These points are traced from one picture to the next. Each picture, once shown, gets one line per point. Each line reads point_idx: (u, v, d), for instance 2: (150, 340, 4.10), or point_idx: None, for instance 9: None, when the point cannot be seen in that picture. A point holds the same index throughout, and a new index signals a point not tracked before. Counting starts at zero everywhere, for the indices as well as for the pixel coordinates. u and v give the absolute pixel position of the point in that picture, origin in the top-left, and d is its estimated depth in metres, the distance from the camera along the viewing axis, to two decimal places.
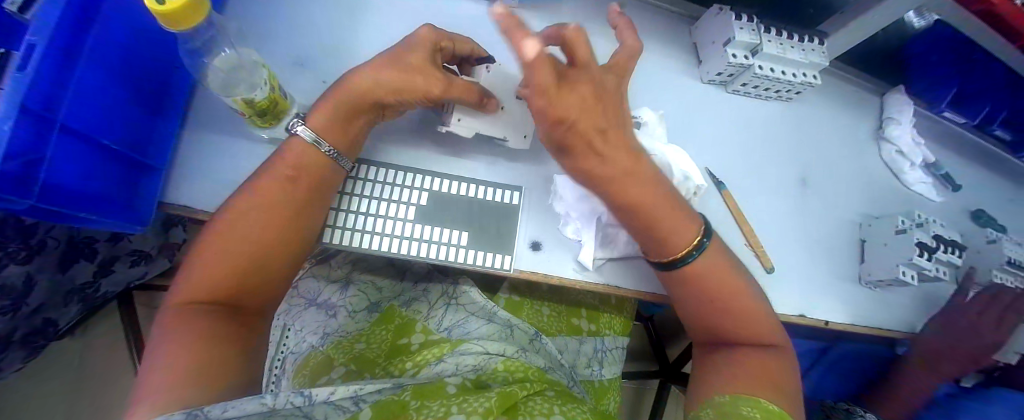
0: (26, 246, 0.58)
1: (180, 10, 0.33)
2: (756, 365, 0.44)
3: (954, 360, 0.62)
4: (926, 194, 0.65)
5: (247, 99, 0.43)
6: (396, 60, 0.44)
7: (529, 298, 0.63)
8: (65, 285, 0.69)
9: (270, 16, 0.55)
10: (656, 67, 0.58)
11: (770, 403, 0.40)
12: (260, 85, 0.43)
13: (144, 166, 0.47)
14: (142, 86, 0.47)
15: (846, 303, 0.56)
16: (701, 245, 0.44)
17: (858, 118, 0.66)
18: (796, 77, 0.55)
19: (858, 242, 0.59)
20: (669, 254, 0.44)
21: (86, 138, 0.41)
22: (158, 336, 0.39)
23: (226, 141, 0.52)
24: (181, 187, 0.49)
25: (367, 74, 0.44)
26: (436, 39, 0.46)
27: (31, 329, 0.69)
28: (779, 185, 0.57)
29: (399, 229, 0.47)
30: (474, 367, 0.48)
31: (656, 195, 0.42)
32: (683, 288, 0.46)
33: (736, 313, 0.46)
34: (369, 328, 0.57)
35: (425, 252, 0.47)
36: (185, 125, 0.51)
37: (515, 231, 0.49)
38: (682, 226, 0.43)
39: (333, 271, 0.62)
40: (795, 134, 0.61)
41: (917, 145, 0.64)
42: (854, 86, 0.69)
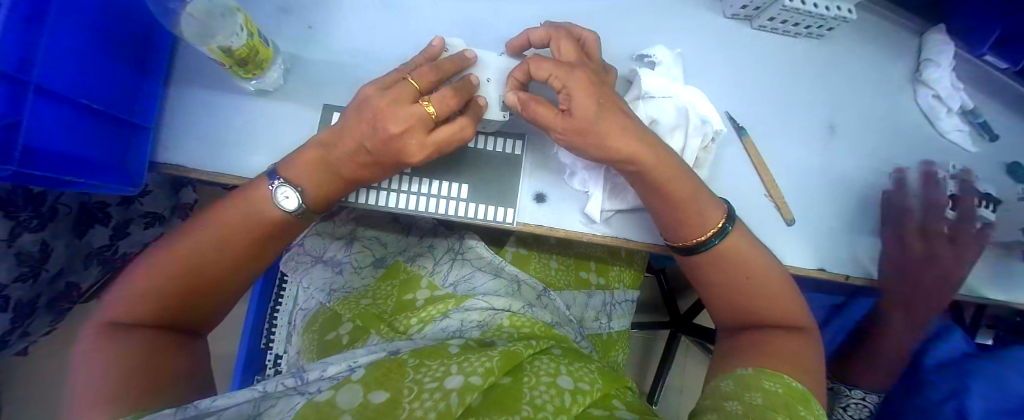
0: (38, 214, 0.57)
1: None
2: (781, 345, 0.41)
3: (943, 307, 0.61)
4: (960, 144, 0.61)
5: (224, 47, 0.40)
6: (388, 163, 0.41)
7: (537, 252, 0.61)
8: (82, 249, 0.66)
9: None
10: (666, 8, 0.53)
11: (794, 380, 0.37)
12: (237, 31, 0.41)
13: (134, 126, 0.45)
14: (125, 42, 0.43)
15: (868, 256, 0.53)
16: (724, 231, 0.42)
17: (894, 59, 0.61)
18: (828, 11, 0.49)
19: (887, 194, 0.55)
20: (692, 239, 0.42)
21: (70, 104, 0.38)
22: (105, 323, 0.38)
23: (214, 96, 0.49)
24: (170, 147, 0.47)
25: (367, 167, 0.41)
26: (431, 130, 0.39)
27: (56, 294, 0.68)
28: (803, 133, 0.53)
29: (397, 183, 0.46)
30: (480, 323, 0.48)
31: (677, 180, 0.40)
32: (711, 271, 0.44)
33: (734, 262, 0.43)
34: (374, 284, 0.56)
35: (423, 206, 0.45)
36: (169, 83, 0.49)
37: (517, 182, 0.47)
38: (707, 210, 0.42)
39: (338, 229, 0.60)
40: (821, 77, 0.55)
41: (955, 88, 0.59)
42: (893, 25, 0.62)
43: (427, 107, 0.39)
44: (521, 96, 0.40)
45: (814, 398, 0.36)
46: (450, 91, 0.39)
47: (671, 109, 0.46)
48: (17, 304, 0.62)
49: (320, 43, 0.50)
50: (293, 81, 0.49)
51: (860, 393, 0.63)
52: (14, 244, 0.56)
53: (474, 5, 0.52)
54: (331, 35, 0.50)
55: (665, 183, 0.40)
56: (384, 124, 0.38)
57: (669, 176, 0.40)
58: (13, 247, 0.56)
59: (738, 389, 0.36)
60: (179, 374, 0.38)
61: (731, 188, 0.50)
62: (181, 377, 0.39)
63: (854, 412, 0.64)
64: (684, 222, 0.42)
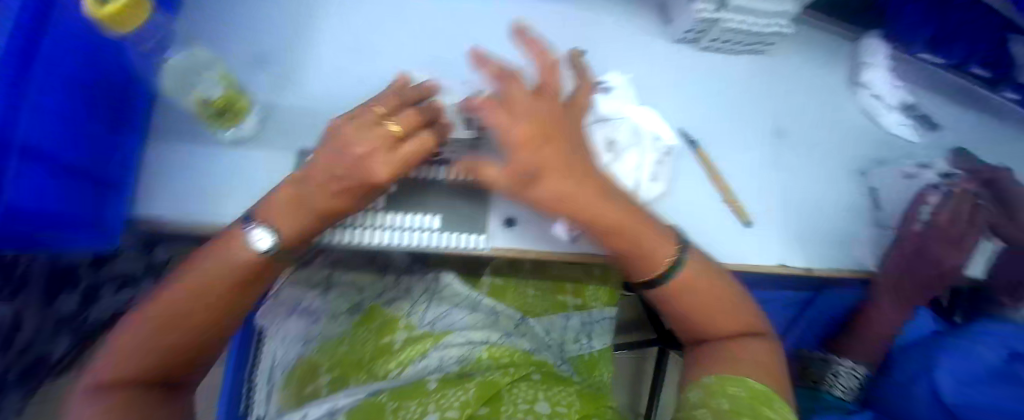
0: (11, 282, 0.55)
1: (122, 14, 0.34)
2: (743, 352, 0.42)
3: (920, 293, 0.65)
4: (905, 136, 0.65)
5: (202, 98, 0.43)
6: (361, 191, 0.41)
7: (513, 280, 0.61)
8: (53, 316, 0.65)
9: (219, 18, 0.52)
10: (615, 34, 0.56)
11: (755, 382, 0.38)
12: (214, 84, 0.43)
13: (108, 185, 0.43)
14: (98, 100, 0.43)
15: (828, 249, 0.55)
16: (678, 263, 0.42)
17: (833, 65, 0.65)
18: (765, 29, 0.53)
19: (839, 189, 0.59)
20: (646, 276, 0.44)
21: (45, 161, 0.37)
22: (88, 396, 0.37)
23: (181, 149, 0.47)
24: (148, 199, 0.45)
25: (331, 200, 0.41)
26: (395, 146, 0.40)
27: (24, 368, 0.66)
28: (750, 137, 0.56)
29: (366, 219, 0.45)
30: (458, 359, 0.49)
31: (626, 222, 0.41)
32: (665, 301, 0.45)
33: (693, 284, 0.43)
34: (352, 329, 0.55)
35: (397, 240, 0.45)
36: (148, 140, 0.47)
37: (487, 209, 0.47)
38: (655, 249, 0.42)
39: (314, 276, 0.60)
40: (765, 87, 0.59)
41: (890, 87, 0.64)
42: (828, 33, 0.67)
43: (393, 128, 0.40)
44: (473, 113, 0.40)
45: (778, 398, 0.37)
46: (415, 116, 0.41)
47: (626, 128, 0.49)
48: None
49: (293, 91, 0.51)
50: (270, 129, 0.49)
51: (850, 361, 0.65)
52: None
53: (435, 44, 0.54)
54: (299, 85, 0.52)
55: (611, 230, 0.41)
56: (358, 152, 0.39)
57: (616, 224, 0.41)
58: None
59: (705, 398, 0.37)
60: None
61: (688, 197, 0.51)
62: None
63: (843, 383, 0.64)
64: (632, 262, 0.43)
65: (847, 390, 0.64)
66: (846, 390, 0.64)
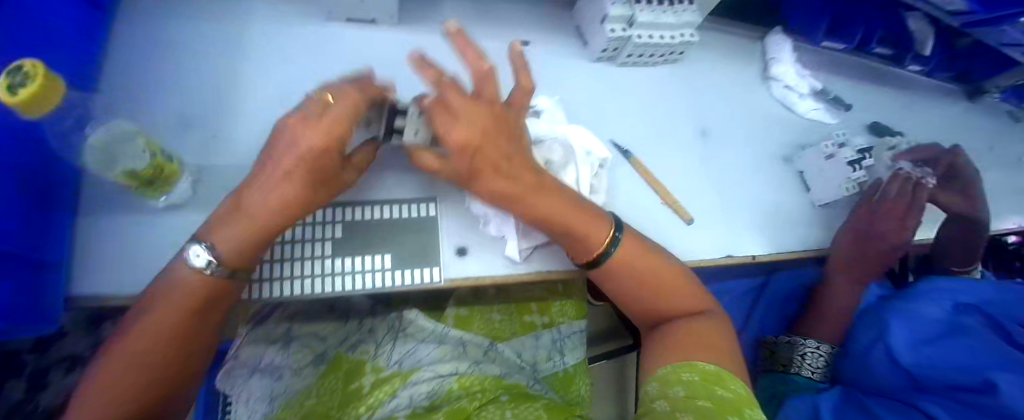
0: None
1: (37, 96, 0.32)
2: (691, 331, 0.45)
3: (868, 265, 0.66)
4: (820, 120, 0.70)
5: (128, 171, 0.40)
6: (314, 169, 0.38)
7: (478, 308, 0.62)
8: None
9: (136, 83, 0.50)
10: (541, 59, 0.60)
11: (705, 363, 0.41)
12: (140, 152, 0.41)
13: (44, 262, 0.40)
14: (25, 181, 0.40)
15: (766, 234, 0.59)
16: (615, 241, 0.44)
17: (746, 64, 0.71)
18: (673, 39, 0.58)
19: (767, 178, 0.63)
20: (587, 257, 0.45)
21: None
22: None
23: (112, 223, 0.45)
24: (84, 277, 0.42)
25: (275, 191, 0.37)
26: (327, 112, 0.39)
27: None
28: (678, 139, 0.60)
29: (310, 268, 0.44)
30: (428, 393, 0.50)
31: (560, 213, 0.43)
32: (615, 282, 0.46)
33: (633, 264, 0.45)
34: (319, 379, 0.54)
35: (351, 285, 0.44)
36: (80, 216, 0.44)
37: (437, 242, 0.48)
38: (589, 231, 0.44)
39: (272, 331, 0.58)
40: (686, 92, 0.64)
41: (799, 76, 0.70)
42: (737, 34, 0.73)
43: (324, 97, 0.39)
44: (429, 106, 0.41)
45: (730, 375, 0.40)
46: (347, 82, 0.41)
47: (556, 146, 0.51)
48: None
49: (225, 153, 0.49)
50: (204, 192, 0.48)
51: (813, 342, 0.66)
52: None
53: None
54: (231, 145, 0.50)
55: (547, 215, 0.43)
56: (298, 138, 0.38)
57: (549, 212, 0.43)
58: None
59: (662, 387, 0.40)
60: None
61: (626, 204, 0.54)
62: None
63: (811, 362, 0.65)
64: (573, 243, 0.44)
65: (815, 369, 0.65)
66: (814, 370, 0.65)
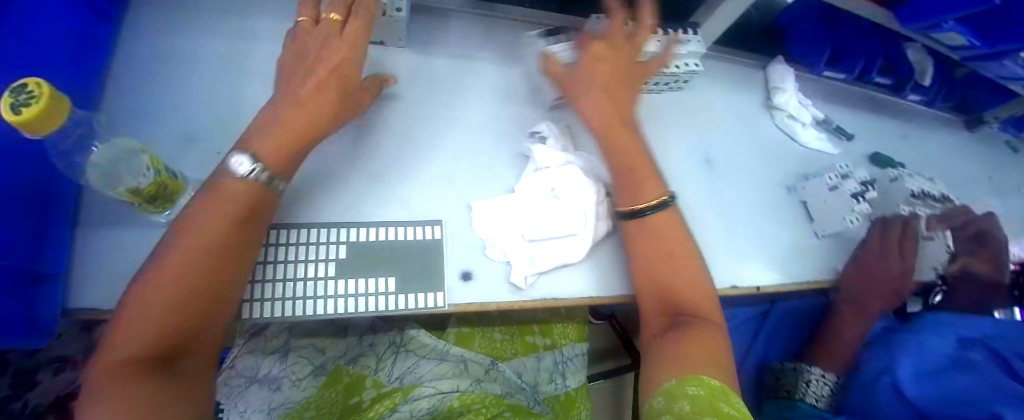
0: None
1: (41, 116, 0.31)
2: (702, 339, 0.45)
3: (878, 304, 0.65)
4: (822, 149, 0.71)
5: (131, 189, 0.39)
6: (341, 79, 0.45)
7: (480, 328, 0.62)
8: None
9: (147, 96, 0.50)
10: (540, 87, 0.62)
11: (712, 379, 0.41)
12: (144, 171, 0.39)
13: (40, 275, 0.39)
14: (21, 194, 0.39)
15: (769, 264, 0.59)
16: (665, 203, 0.50)
17: (748, 93, 0.72)
18: (678, 69, 0.60)
19: (770, 208, 0.63)
20: (635, 204, 0.49)
21: None
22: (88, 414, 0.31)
23: (110, 233, 0.43)
24: (82, 289, 0.41)
25: (305, 106, 0.43)
26: (342, 29, 0.47)
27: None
28: (683, 167, 0.61)
29: (312, 290, 0.44)
30: (430, 409, 0.49)
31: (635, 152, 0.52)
32: (642, 256, 0.49)
33: (664, 242, 0.49)
34: (318, 393, 0.54)
35: (355, 307, 0.44)
36: (80, 226, 0.43)
37: (442, 265, 0.48)
38: (647, 184, 0.50)
39: (269, 343, 0.56)
40: (689, 121, 0.65)
41: (801, 106, 0.71)
42: (739, 63, 0.75)
43: (333, 17, 0.47)
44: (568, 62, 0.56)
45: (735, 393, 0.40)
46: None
47: (563, 174, 0.53)
48: None
49: None
50: None
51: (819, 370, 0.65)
52: None
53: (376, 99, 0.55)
54: None
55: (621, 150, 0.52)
56: (324, 52, 0.45)
57: (628, 148, 0.52)
58: None
59: (668, 402, 0.39)
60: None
61: None
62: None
63: (815, 390, 0.63)
64: (624, 189, 0.51)
65: (820, 397, 0.63)
66: (818, 398, 0.63)
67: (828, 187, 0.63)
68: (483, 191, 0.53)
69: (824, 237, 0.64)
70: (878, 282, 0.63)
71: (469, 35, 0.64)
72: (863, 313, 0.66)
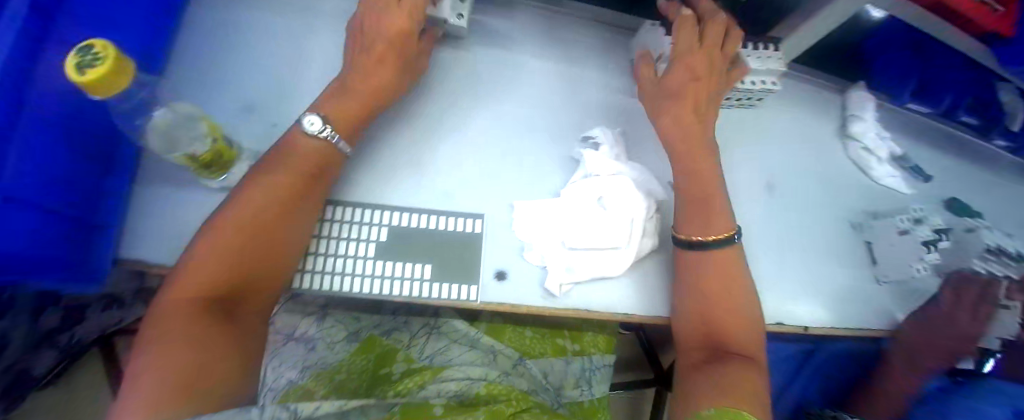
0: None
1: (106, 79, 0.31)
2: (738, 375, 0.43)
3: (930, 358, 0.61)
4: (896, 188, 0.66)
5: (188, 155, 0.41)
6: (400, 54, 0.48)
7: (513, 322, 0.63)
8: (38, 333, 0.64)
9: (220, 60, 0.52)
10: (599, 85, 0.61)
11: (745, 413, 0.39)
12: (201, 138, 0.41)
13: (96, 226, 0.41)
14: (88, 149, 0.42)
15: (821, 305, 0.55)
16: (731, 238, 0.48)
17: (819, 119, 0.67)
18: (755, 85, 0.57)
19: (829, 243, 0.59)
20: (699, 234, 0.48)
21: (41, 210, 0.36)
22: (151, 341, 0.35)
23: (172, 189, 0.45)
24: (133, 239, 0.42)
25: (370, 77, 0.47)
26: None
27: (7, 383, 0.64)
28: (741, 189, 0.58)
29: (350, 266, 0.44)
30: (456, 392, 0.52)
31: (708, 177, 0.51)
32: (698, 280, 0.47)
33: (721, 272, 0.48)
34: (349, 358, 0.56)
35: (388, 290, 0.44)
36: (137, 181, 0.45)
37: (479, 260, 0.47)
38: (717, 215, 0.49)
39: (310, 304, 0.60)
40: (754, 142, 0.61)
41: (880, 139, 0.66)
42: (813, 85, 0.70)
43: None
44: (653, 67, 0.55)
45: None
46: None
47: (613, 184, 0.50)
48: None
49: None
50: None
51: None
52: None
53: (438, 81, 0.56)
54: None
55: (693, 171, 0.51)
56: (383, 20, 0.47)
57: (697, 169, 0.51)
58: None
59: None
60: (223, 388, 0.35)
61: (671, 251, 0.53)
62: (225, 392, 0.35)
63: None
64: (690, 216, 0.49)
65: None
66: None
67: (896, 231, 0.57)
68: (531, 190, 0.52)
69: (886, 282, 0.59)
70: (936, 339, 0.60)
71: (534, 28, 0.63)
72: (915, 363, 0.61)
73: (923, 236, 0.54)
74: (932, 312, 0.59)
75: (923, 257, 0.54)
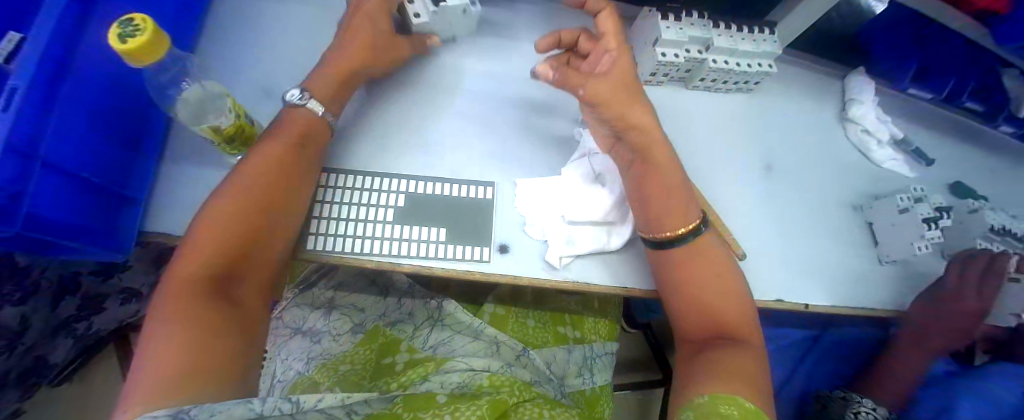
0: (20, 287, 0.56)
1: (146, 49, 0.33)
2: (732, 357, 0.42)
3: (938, 336, 0.61)
4: (897, 171, 0.66)
5: (212, 128, 0.41)
6: (384, 36, 0.52)
7: (514, 310, 0.63)
8: (53, 322, 0.64)
9: (227, 45, 0.53)
10: None
11: (744, 399, 0.38)
12: (226, 112, 0.42)
13: (125, 197, 0.43)
14: (117, 125, 0.44)
15: (824, 282, 0.55)
16: (698, 230, 0.46)
17: (821, 103, 0.68)
18: (750, 68, 0.56)
19: (830, 222, 0.59)
20: (664, 234, 0.45)
21: (66, 175, 0.39)
22: (153, 326, 0.35)
23: (183, 170, 0.46)
24: (161, 215, 0.44)
25: (354, 58, 0.50)
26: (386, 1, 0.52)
27: (23, 368, 0.65)
28: (742, 169, 0.58)
29: (360, 229, 0.45)
30: (460, 384, 0.49)
31: (666, 170, 0.47)
32: (680, 274, 0.45)
33: (703, 257, 0.46)
34: (352, 349, 0.56)
35: (403, 251, 0.45)
36: (164, 159, 0.47)
37: (490, 224, 0.48)
38: (685, 207, 0.46)
39: (318, 298, 0.62)
40: (754, 124, 0.62)
41: (880, 122, 0.66)
42: (814, 70, 0.71)
43: None
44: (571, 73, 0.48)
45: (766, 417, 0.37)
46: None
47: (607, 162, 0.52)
48: None
49: None
50: None
51: (871, 402, 0.57)
52: None
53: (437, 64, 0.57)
54: None
55: (653, 172, 0.47)
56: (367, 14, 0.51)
57: (657, 167, 0.47)
58: None
59: None
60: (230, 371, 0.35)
61: None
62: (234, 371, 0.35)
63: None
64: (653, 212, 0.46)
65: None
66: None
67: (897, 210, 0.57)
68: (535, 164, 0.52)
69: (888, 263, 0.59)
70: (940, 321, 0.60)
71: (537, 17, 0.63)
72: (923, 343, 0.62)
73: (923, 214, 0.54)
74: (937, 291, 0.59)
75: (923, 234, 0.54)
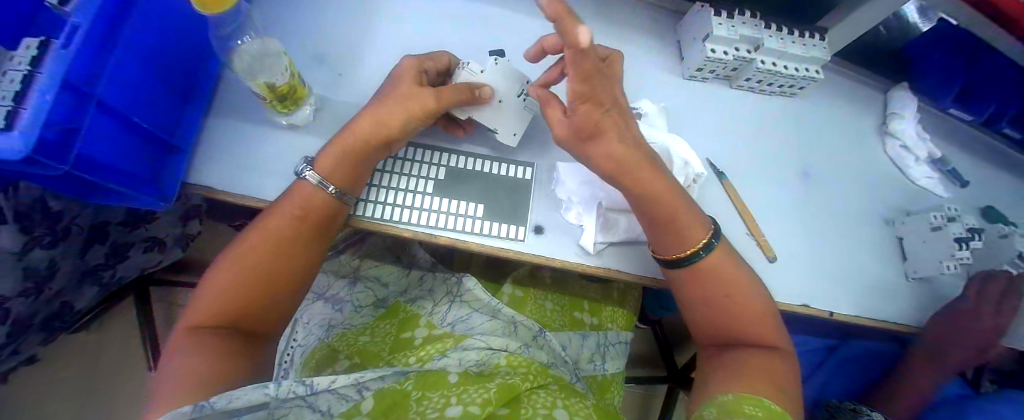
0: (51, 232, 0.56)
1: None
2: (753, 365, 0.42)
3: (959, 353, 0.60)
4: (932, 189, 0.65)
5: (267, 84, 0.41)
6: (408, 93, 0.43)
7: (533, 293, 0.63)
8: (80, 268, 0.64)
9: (275, 7, 0.53)
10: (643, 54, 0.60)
11: (769, 403, 0.38)
12: (282, 71, 0.42)
13: (173, 147, 0.45)
14: (171, 75, 0.44)
15: (851, 293, 0.55)
16: (710, 245, 0.44)
17: (862, 114, 0.67)
18: (797, 72, 0.56)
19: (861, 234, 0.59)
20: (677, 252, 0.44)
21: (121, 119, 0.39)
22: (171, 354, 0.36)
23: (237, 128, 0.47)
24: (206, 165, 0.45)
25: (367, 121, 0.43)
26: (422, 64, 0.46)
27: (49, 314, 0.64)
28: (778, 172, 0.58)
29: (398, 198, 0.46)
30: (477, 361, 0.49)
31: (668, 195, 0.43)
32: (692, 287, 0.45)
33: (720, 273, 0.45)
34: (373, 322, 0.58)
35: (441, 223, 0.46)
36: (209, 113, 0.48)
37: (529, 203, 0.48)
38: (692, 225, 0.44)
39: (343, 267, 0.64)
40: (795, 130, 0.61)
41: (921, 139, 0.65)
42: (856, 80, 0.70)
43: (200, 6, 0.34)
44: (543, 96, 0.44)
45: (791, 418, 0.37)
46: (410, 57, 0.46)
47: None
48: (15, 319, 0.58)
49: (349, 89, 0.51)
50: (324, 117, 0.49)
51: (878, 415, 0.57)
52: (24, 257, 0.54)
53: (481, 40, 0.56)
54: (346, 83, 0.51)
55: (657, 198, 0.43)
56: (401, 78, 0.44)
57: (657, 187, 0.43)
58: (23, 261, 0.54)
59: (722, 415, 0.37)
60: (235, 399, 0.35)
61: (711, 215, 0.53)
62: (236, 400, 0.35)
63: None
64: (662, 232, 0.44)
65: None
66: None
67: (928, 228, 0.57)
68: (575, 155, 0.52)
69: (915, 279, 0.58)
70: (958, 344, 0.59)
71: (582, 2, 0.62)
72: (943, 361, 0.61)
73: (956, 233, 0.54)
74: (960, 307, 0.58)
75: (954, 253, 0.54)
